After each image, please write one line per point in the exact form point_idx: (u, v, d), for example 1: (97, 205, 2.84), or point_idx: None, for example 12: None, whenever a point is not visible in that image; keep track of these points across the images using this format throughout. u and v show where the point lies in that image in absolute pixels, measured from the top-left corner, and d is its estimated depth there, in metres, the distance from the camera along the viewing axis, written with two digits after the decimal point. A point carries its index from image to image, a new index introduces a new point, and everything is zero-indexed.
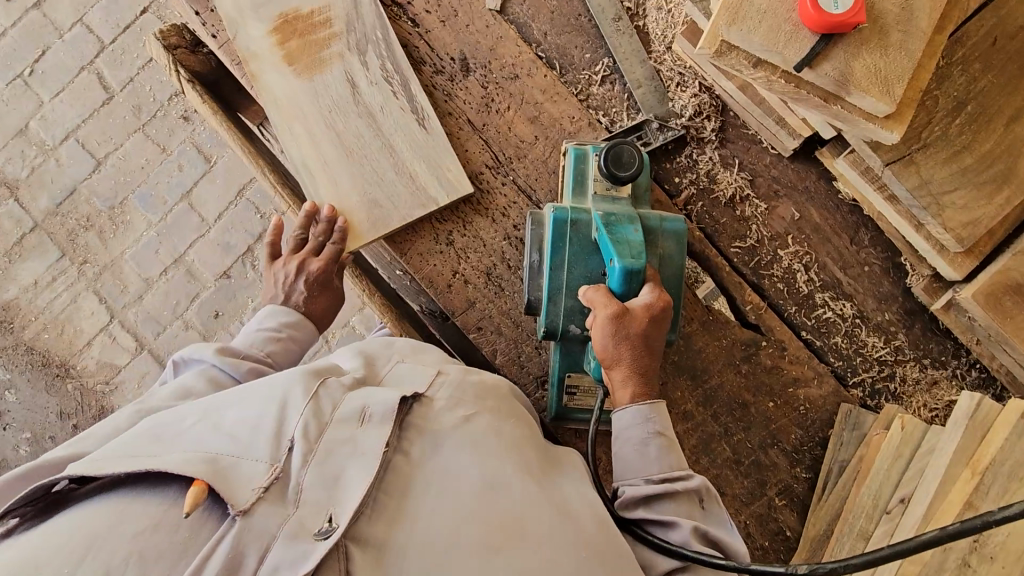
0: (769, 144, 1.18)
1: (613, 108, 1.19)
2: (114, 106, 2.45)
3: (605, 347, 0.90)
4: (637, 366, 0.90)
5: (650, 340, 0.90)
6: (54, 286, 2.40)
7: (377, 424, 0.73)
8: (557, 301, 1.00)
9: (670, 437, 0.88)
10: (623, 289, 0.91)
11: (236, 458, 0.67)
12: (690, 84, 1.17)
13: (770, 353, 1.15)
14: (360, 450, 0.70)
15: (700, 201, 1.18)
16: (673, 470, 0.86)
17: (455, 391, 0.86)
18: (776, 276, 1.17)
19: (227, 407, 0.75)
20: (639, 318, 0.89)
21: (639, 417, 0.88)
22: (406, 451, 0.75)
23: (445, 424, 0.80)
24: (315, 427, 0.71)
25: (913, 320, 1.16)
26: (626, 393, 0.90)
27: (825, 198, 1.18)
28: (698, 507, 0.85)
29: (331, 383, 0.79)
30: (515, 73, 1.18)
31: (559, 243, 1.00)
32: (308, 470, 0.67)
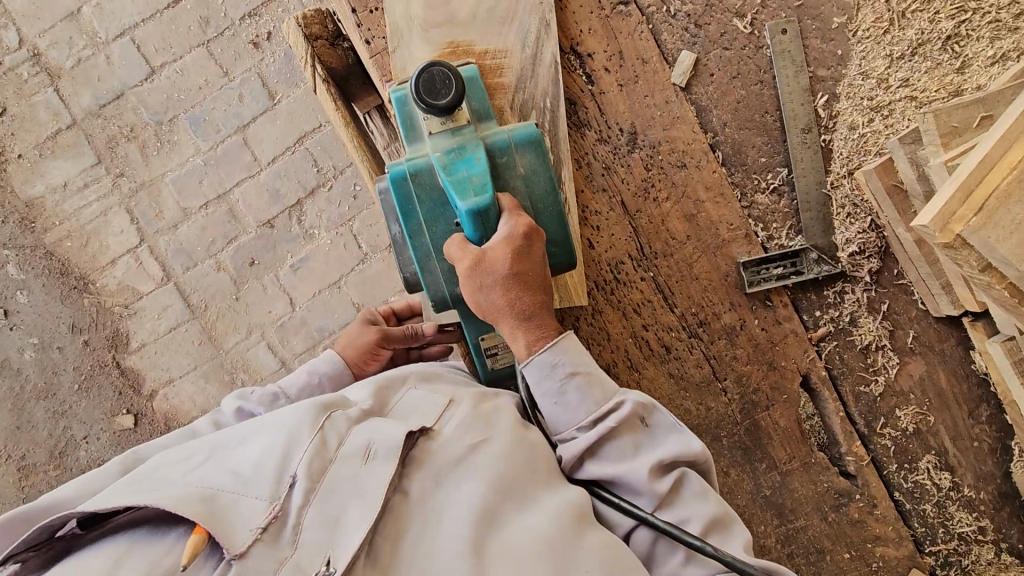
0: (920, 298, 1.12)
1: (774, 223, 1.11)
2: (181, 12, 2.26)
3: (480, 308, 0.84)
4: (517, 310, 0.82)
5: (521, 278, 0.81)
6: (85, 193, 2.29)
7: (381, 460, 0.77)
8: (432, 269, 0.90)
9: (587, 374, 0.85)
10: (477, 229, 0.83)
11: (237, 496, 0.72)
12: (861, 218, 1.09)
13: (859, 507, 1.14)
14: (364, 488, 0.74)
15: (834, 340, 1.13)
16: (600, 406, 0.84)
17: (463, 419, 0.86)
18: (887, 433, 1.14)
19: (234, 446, 0.80)
20: (499, 262, 0.81)
21: (545, 369, 0.83)
22: (406, 490, 0.78)
23: (448, 457, 0.81)
24: (319, 464, 0.76)
25: (1005, 505, 1.16)
26: (522, 347, 0.84)
27: (957, 365, 1.14)
28: (638, 426, 0.85)
29: (337, 416, 0.82)
30: (683, 162, 1.09)
31: (408, 206, 0.88)
32: (309, 509, 0.72)
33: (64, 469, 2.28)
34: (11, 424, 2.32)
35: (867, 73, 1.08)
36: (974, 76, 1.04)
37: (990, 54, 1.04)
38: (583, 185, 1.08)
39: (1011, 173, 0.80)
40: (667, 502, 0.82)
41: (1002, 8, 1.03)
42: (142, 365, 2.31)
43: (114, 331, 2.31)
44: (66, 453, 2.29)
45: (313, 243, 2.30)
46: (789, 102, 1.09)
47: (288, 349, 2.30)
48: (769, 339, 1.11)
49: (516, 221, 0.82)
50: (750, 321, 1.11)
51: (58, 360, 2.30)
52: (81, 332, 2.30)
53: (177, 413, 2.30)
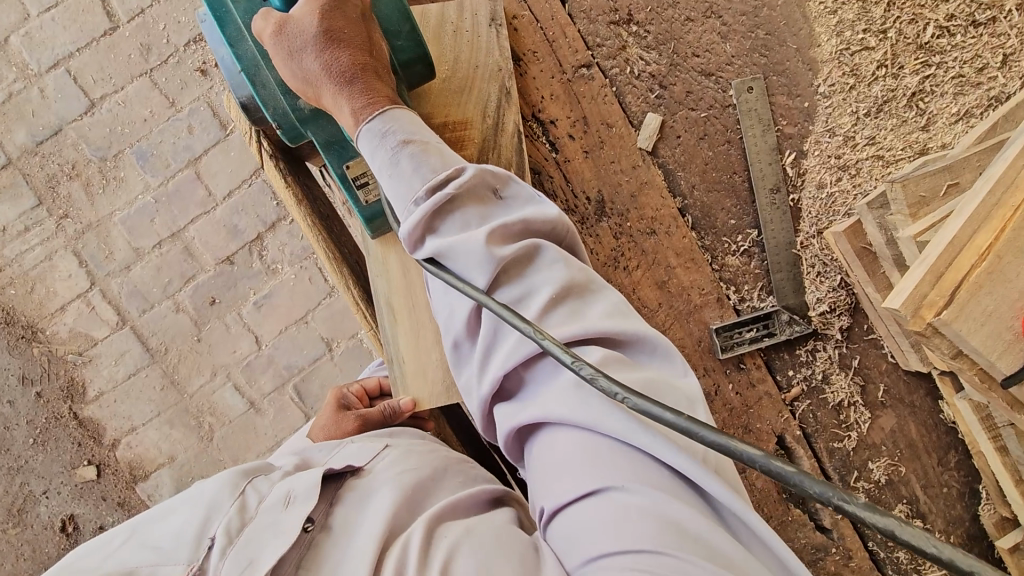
0: (891, 353, 1.12)
1: (745, 284, 1.09)
2: (119, 39, 2.12)
3: (298, 81, 0.75)
4: (336, 70, 0.73)
5: (336, 34, 0.73)
6: (27, 237, 2.15)
7: (303, 502, 0.70)
8: (264, 81, 0.81)
9: (421, 142, 0.72)
10: None
11: (152, 569, 0.63)
12: (831, 277, 1.08)
13: (835, 560, 1.15)
14: (282, 531, 0.66)
15: (808, 399, 1.12)
16: (436, 175, 0.70)
17: (393, 458, 0.82)
18: (860, 486, 1.15)
19: (151, 521, 0.71)
20: (304, 18, 0.73)
21: (375, 136, 0.72)
22: (331, 527, 0.69)
23: (372, 486, 0.77)
24: (239, 521, 0.68)
25: (974, 547, 1.18)
26: (349, 122, 0.74)
27: (927, 415, 1.15)
28: (488, 199, 0.70)
29: (260, 478, 0.75)
30: (653, 228, 1.05)
31: (221, 6, 0.78)
32: (227, 562, 0.63)
33: (25, 526, 2.19)
34: None
35: (834, 130, 1.05)
36: (939, 134, 1.03)
37: (955, 110, 1.02)
38: None
39: (986, 262, 0.78)
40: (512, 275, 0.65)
41: (966, 62, 1.01)
42: (101, 414, 2.21)
43: (68, 380, 2.20)
44: (25, 509, 2.19)
45: (276, 279, 2.21)
46: (757, 162, 1.06)
47: (257, 389, 2.22)
48: (745, 402, 1.10)
49: None
50: (724, 386, 1.09)
51: (9, 414, 2.19)
52: (33, 383, 2.19)
53: (142, 461, 2.21)
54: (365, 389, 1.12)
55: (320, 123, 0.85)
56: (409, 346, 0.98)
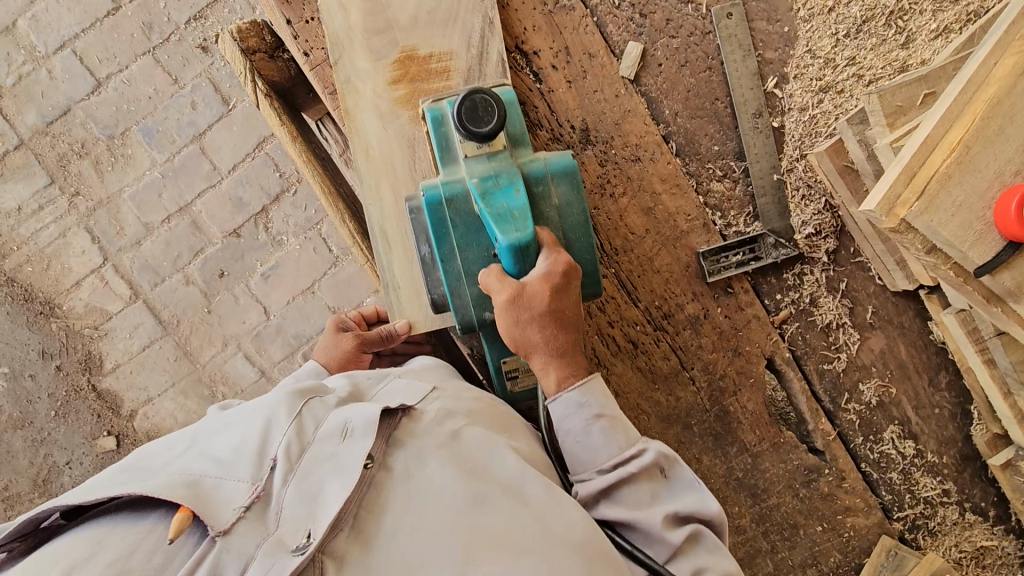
0: (878, 274, 1.13)
1: (731, 210, 1.11)
2: (121, 19, 2.17)
3: (516, 338, 0.82)
4: (554, 321, 0.81)
5: (558, 317, 0.80)
6: (40, 215, 2.22)
7: (358, 435, 0.74)
8: (461, 292, 0.87)
9: (608, 413, 0.81)
10: (517, 267, 0.80)
11: (219, 481, 0.68)
12: (815, 199, 1.10)
13: (828, 481, 1.17)
14: (341, 464, 0.71)
15: (796, 322, 1.14)
16: (614, 427, 0.81)
17: (445, 404, 0.86)
18: (851, 408, 1.17)
19: (216, 434, 0.76)
20: (538, 297, 0.79)
21: (564, 396, 0.81)
22: (390, 467, 0.74)
23: (430, 439, 0.79)
24: (298, 446, 0.73)
25: (967, 466, 1.20)
26: (552, 379, 0.83)
27: (916, 336, 1.16)
28: (656, 470, 0.80)
29: (315, 402, 0.80)
30: (637, 156, 1.08)
31: (440, 230, 0.84)
32: (289, 488, 0.68)
33: (50, 495, 2.26)
34: None
35: (814, 53, 1.07)
36: (918, 51, 1.04)
37: (934, 26, 1.03)
38: None
39: (952, 155, 0.80)
40: (627, 477, 0.78)
41: None
42: (119, 386, 2.28)
43: (86, 353, 2.27)
44: (49, 480, 2.27)
45: (282, 250, 2.26)
46: (739, 88, 1.08)
47: (267, 358, 2.28)
48: (733, 325, 1.12)
49: (556, 258, 0.80)
50: (713, 310, 1.12)
51: (30, 388, 2.26)
52: (52, 358, 2.26)
53: (160, 430, 2.28)
54: (362, 314, 1.16)
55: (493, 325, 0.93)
56: (403, 273, 1.02)
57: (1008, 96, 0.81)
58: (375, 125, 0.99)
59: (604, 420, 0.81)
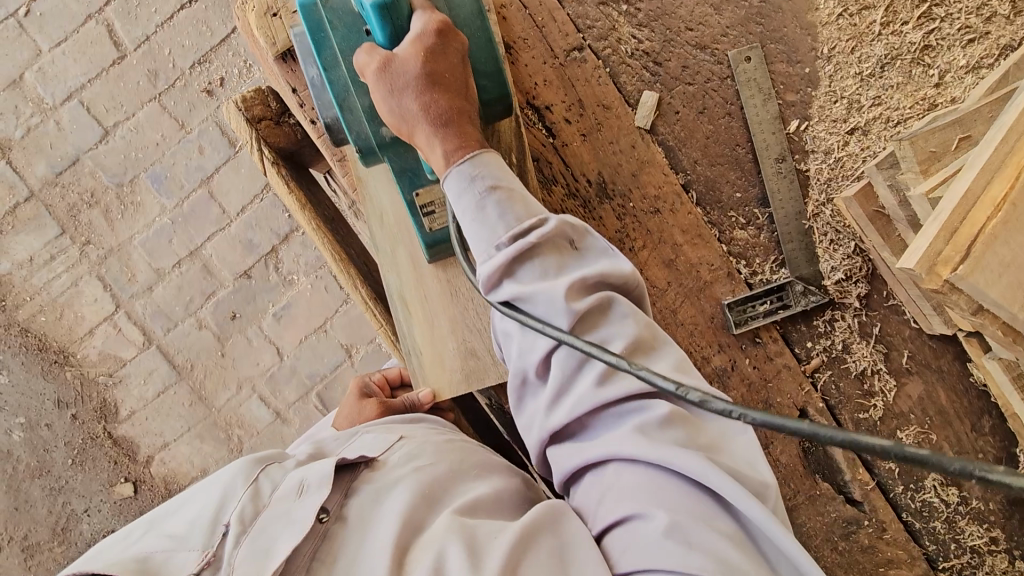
0: (913, 317, 1.09)
1: (756, 258, 1.07)
2: (127, 67, 2.17)
3: (393, 117, 0.71)
4: (433, 114, 0.70)
5: (437, 78, 0.70)
6: (52, 265, 2.22)
7: (316, 490, 0.70)
8: (351, 105, 0.78)
9: (508, 187, 0.70)
10: (389, 23, 0.70)
11: (168, 556, 0.65)
12: (844, 244, 1.06)
13: (869, 533, 1.12)
14: (294, 518, 0.67)
15: (829, 370, 1.10)
16: (521, 220, 0.68)
17: (410, 449, 0.82)
18: (890, 456, 1.12)
19: (171, 512, 0.73)
20: (408, 60, 0.69)
21: (461, 177, 0.70)
22: (347, 517, 0.69)
23: (388, 480, 0.74)
24: (252, 510, 0.68)
25: (1015, 512, 1.14)
26: (440, 154, 0.71)
27: (956, 379, 1.11)
28: (566, 249, 0.69)
29: (273, 466, 0.76)
30: (657, 207, 1.04)
31: (319, 34, 0.75)
32: (240, 549, 0.64)
33: (69, 544, 2.24)
34: (10, 504, 2.28)
35: (836, 95, 1.03)
36: (949, 89, 0.99)
37: (964, 62, 0.99)
38: None
39: (997, 211, 0.77)
40: (528, 251, 0.67)
41: (970, 13, 0.98)
42: (134, 432, 2.27)
43: (101, 401, 2.26)
44: (68, 529, 2.25)
45: (293, 290, 2.25)
46: (760, 133, 1.04)
47: (281, 400, 2.26)
48: (763, 377, 1.08)
49: (429, 16, 0.71)
50: (741, 361, 1.08)
51: (48, 438, 2.26)
52: (68, 407, 2.25)
53: (176, 476, 2.26)
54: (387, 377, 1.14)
55: (398, 150, 0.84)
56: (425, 338, 0.99)
57: None
58: (388, 192, 0.97)
59: (499, 191, 0.70)
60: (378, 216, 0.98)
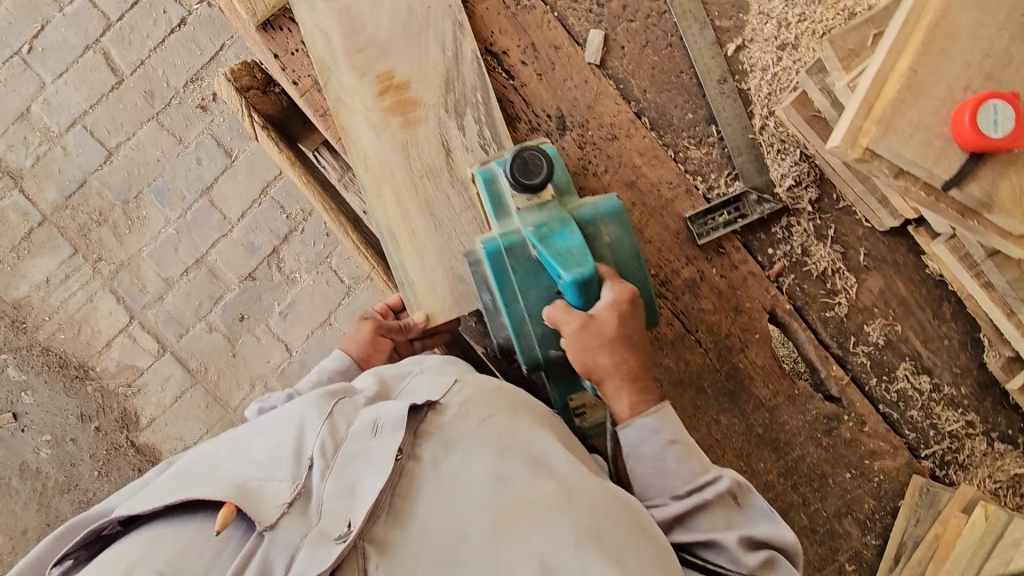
0: (863, 216, 1.17)
1: (711, 174, 1.16)
2: (125, 91, 2.32)
3: (584, 361, 0.93)
4: (625, 369, 0.93)
5: (626, 340, 0.92)
6: (67, 284, 2.33)
7: (388, 432, 0.87)
8: (527, 333, 0.97)
9: (685, 443, 0.92)
10: (582, 297, 0.90)
11: (261, 482, 0.83)
12: (791, 152, 1.15)
13: (849, 427, 1.17)
14: (374, 458, 0.84)
15: (792, 273, 1.17)
16: (697, 474, 0.90)
17: (466, 395, 0.97)
18: (860, 351, 1.18)
19: (252, 438, 0.91)
20: (607, 323, 0.90)
21: (644, 429, 0.93)
22: (419, 456, 0.88)
23: (450, 428, 0.91)
24: (331, 444, 0.87)
25: (986, 394, 1.20)
26: (624, 402, 0.95)
27: (912, 272, 1.19)
28: (732, 505, 0.89)
29: (344, 402, 0.95)
30: (613, 134, 1.13)
31: (504, 279, 0.95)
32: (327, 483, 0.83)
33: None
34: (39, 522, 2.34)
35: (767, 16, 1.13)
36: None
37: None
38: None
39: (903, 80, 0.85)
40: (704, 504, 0.88)
41: None
42: (155, 438, 2.35)
43: (121, 411, 2.34)
44: None
45: (297, 287, 2.35)
46: (701, 58, 1.14)
47: None
48: (730, 284, 1.16)
49: (619, 288, 0.91)
50: (708, 271, 1.15)
51: (74, 453, 2.33)
52: (90, 420, 2.33)
53: None
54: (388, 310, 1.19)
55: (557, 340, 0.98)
56: (415, 268, 1.07)
57: (947, 18, 0.85)
58: (367, 136, 1.06)
59: (678, 446, 0.92)
60: (360, 159, 1.06)
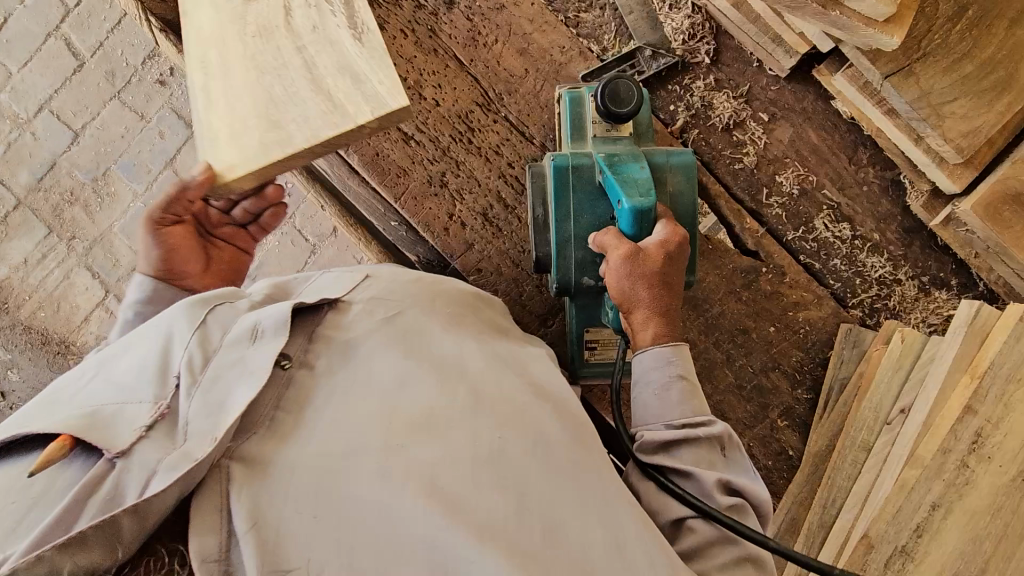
0: (765, 64, 1.14)
1: (604, 35, 1.15)
2: (86, 73, 2.39)
3: (620, 279, 0.88)
4: (659, 301, 0.88)
5: (666, 277, 0.88)
6: (45, 263, 2.41)
7: (270, 333, 0.68)
8: (567, 256, 0.99)
9: (690, 382, 0.85)
10: (634, 228, 0.90)
11: (118, 406, 0.61)
12: (683, 5, 1.14)
13: (769, 279, 1.15)
14: (250, 365, 0.65)
15: (696, 129, 1.16)
16: (694, 414, 0.84)
17: (377, 292, 0.81)
18: (774, 202, 1.16)
19: (111, 363, 0.70)
20: (654, 256, 0.88)
21: (658, 358, 0.86)
22: (313, 363, 0.70)
23: (357, 327, 0.75)
24: (200, 358, 0.66)
25: (913, 239, 1.15)
26: (649, 333, 0.88)
27: (823, 119, 1.15)
28: (717, 453, 0.83)
29: (221, 308, 0.73)
30: (501, 3, 1.14)
31: (563, 193, 0.98)
32: (193, 400, 0.62)
33: None
34: None
35: None
36: None
37: None
38: (414, 50, 1.14)
39: None
40: (692, 440, 0.82)
41: None
42: None
43: None
44: None
45: (263, 249, 2.39)
46: None
47: None
48: None
49: (673, 229, 0.90)
50: None
51: None
52: None
53: None
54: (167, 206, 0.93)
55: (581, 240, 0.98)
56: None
57: None
58: None
59: (683, 383, 0.85)
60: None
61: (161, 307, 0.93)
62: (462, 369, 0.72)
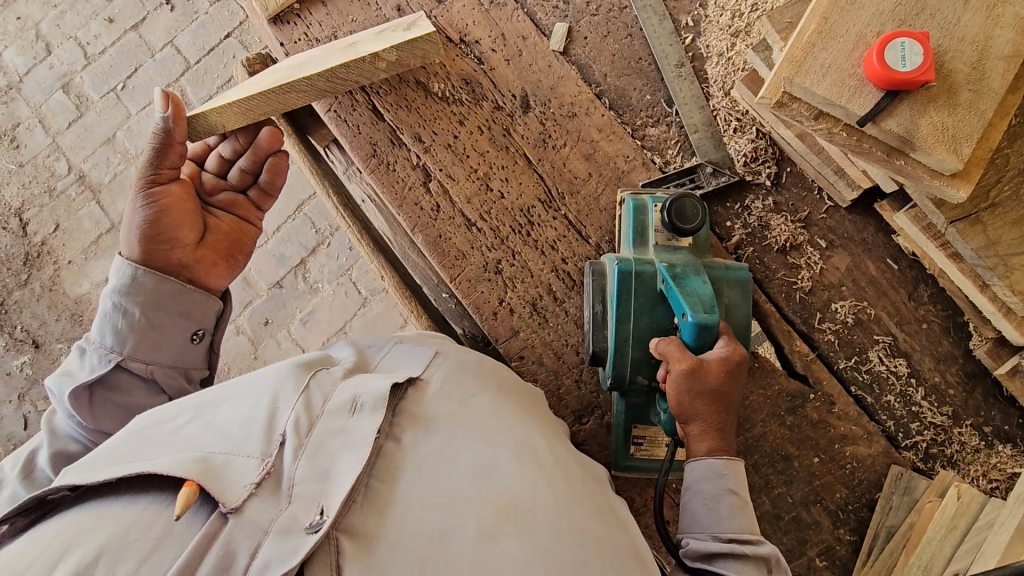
0: (825, 193, 1.16)
1: (668, 150, 1.21)
2: None
3: (680, 389, 0.90)
4: (714, 419, 0.90)
5: (721, 394, 0.90)
6: None
7: (369, 410, 0.74)
8: (624, 356, 1.01)
9: (742, 498, 0.88)
10: (697, 343, 0.92)
11: (228, 455, 0.68)
12: (747, 130, 1.18)
13: (818, 407, 1.12)
14: (353, 439, 0.71)
15: (751, 247, 1.17)
16: (743, 531, 0.85)
17: (447, 373, 0.90)
18: (828, 328, 1.14)
19: (218, 406, 0.77)
20: (714, 371, 0.90)
21: (711, 470, 0.89)
22: (399, 437, 0.76)
23: (432, 402, 0.83)
24: (306, 421, 0.73)
25: (975, 384, 1.11)
26: (702, 445, 0.91)
27: (884, 251, 1.15)
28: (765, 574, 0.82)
29: (321, 373, 0.81)
30: (573, 112, 1.22)
31: (623, 297, 1.01)
32: (299, 464, 0.68)
33: None
34: None
35: (723, 7, 1.20)
36: None
37: None
38: (488, 146, 1.21)
39: (814, 25, 0.90)
40: (739, 556, 0.82)
41: None
42: None
43: None
44: None
45: (319, 296, 2.50)
46: (658, 45, 1.22)
47: None
48: None
49: (733, 347, 0.92)
50: None
51: None
52: None
53: None
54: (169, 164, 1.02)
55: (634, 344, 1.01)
56: None
57: None
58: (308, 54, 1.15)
59: (736, 497, 0.88)
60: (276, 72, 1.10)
61: (145, 297, 1.01)
62: (535, 455, 0.80)
